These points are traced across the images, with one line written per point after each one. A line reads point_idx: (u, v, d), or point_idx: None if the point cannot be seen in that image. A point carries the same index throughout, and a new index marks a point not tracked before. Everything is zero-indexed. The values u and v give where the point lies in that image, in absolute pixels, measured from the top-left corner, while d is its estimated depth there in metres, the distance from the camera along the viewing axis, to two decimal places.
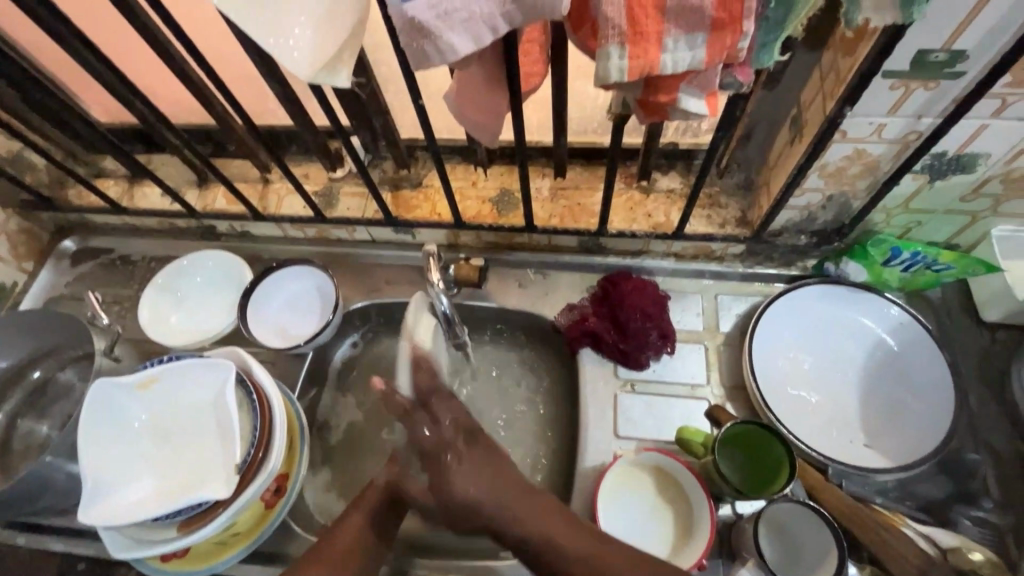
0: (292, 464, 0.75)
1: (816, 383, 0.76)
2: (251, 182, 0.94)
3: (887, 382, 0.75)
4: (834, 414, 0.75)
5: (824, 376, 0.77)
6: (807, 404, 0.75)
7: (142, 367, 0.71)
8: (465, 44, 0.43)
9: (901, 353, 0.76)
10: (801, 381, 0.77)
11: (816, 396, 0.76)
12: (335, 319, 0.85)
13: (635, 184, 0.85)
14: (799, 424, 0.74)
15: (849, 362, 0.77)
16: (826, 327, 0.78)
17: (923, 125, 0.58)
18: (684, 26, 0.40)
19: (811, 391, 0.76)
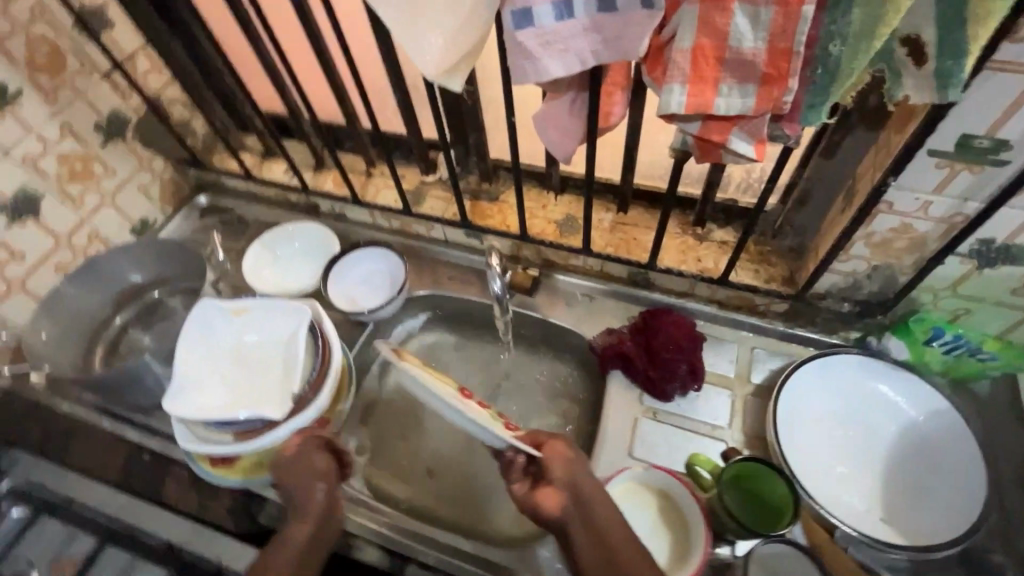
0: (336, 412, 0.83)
1: (837, 450, 0.77)
2: (358, 173, 1.10)
3: (911, 461, 0.75)
4: (854, 481, 0.75)
5: (850, 443, 0.78)
6: (828, 466, 0.76)
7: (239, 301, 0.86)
8: (558, 68, 0.54)
9: (931, 436, 0.75)
10: (823, 444, 0.78)
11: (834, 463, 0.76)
12: (398, 298, 0.96)
13: (690, 230, 0.92)
14: (816, 484, 0.74)
15: (876, 435, 0.77)
16: (854, 397, 0.79)
17: (969, 208, 0.62)
18: (739, 77, 0.49)
19: (834, 456, 0.77)
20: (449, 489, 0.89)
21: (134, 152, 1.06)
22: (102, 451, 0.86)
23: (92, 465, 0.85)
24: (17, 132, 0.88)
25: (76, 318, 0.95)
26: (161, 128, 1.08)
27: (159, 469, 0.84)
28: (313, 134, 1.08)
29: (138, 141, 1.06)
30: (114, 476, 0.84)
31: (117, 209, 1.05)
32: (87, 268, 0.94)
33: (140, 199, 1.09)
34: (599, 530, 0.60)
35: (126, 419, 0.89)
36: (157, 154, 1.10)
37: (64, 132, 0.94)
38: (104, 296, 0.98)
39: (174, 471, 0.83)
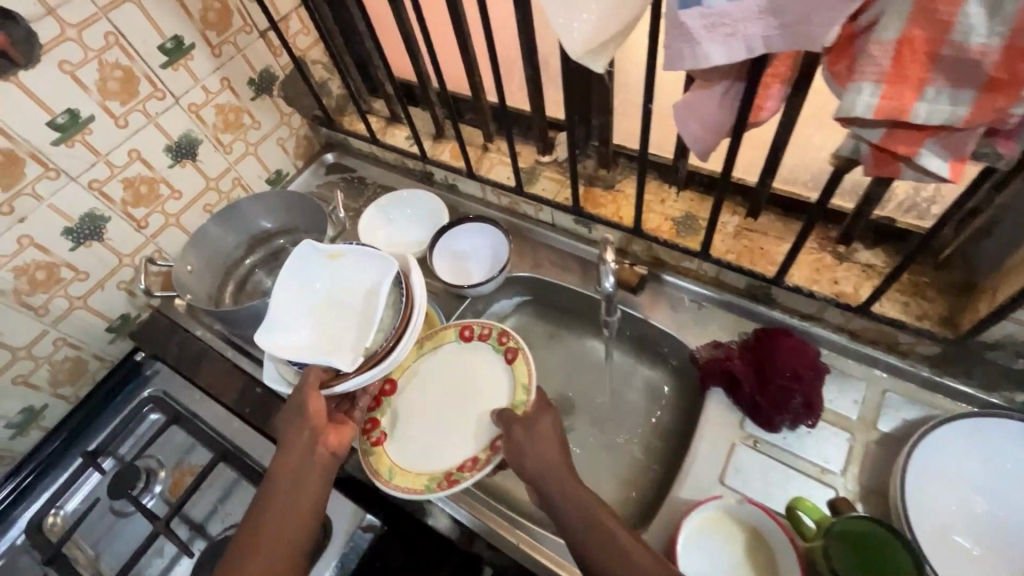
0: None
1: (978, 528, 0.67)
2: (475, 146, 1.10)
3: None
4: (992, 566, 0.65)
5: (995, 522, 0.67)
6: (962, 541, 0.66)
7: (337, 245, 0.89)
8: (720, 55, 0.48)
9: None
10: (962, 518, 0.67)
11: (973, 543, 0.66)
12: (499, 277, 0.95)
13: (830, 248, 0.82)
14: (943, 559, 0.65)
15: None
16: (1012, 472, 0.68)
17: None
18: (954, 79, 0.41)
19: (970, 532, 0.67)
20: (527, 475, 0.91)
21: (278, 108, 1.14)
22: (224, 377, 0.96)
23: (215, 388, 0.95)
24: (187, 82, 0.96)
25: (215, 255, 1.06)
26: (302, 86, 1.15)
27: (268, 403, 0.92)
28: (437, 104, 1.09)
29: (282, 98, 1.14)
30: (231, 401, 0.93)
31: (258, 159, 1.15)
32: (228, 211, 1.04)
33: (278, 151, 1.18)
34: (557, 512, 0.64)
35: (245, 352, 0.99)
36: (296, 111, 1.18)
37: (224, 85, 1.02)
38: (240, 237, 1.08)
39: (279, 407, 0.90)
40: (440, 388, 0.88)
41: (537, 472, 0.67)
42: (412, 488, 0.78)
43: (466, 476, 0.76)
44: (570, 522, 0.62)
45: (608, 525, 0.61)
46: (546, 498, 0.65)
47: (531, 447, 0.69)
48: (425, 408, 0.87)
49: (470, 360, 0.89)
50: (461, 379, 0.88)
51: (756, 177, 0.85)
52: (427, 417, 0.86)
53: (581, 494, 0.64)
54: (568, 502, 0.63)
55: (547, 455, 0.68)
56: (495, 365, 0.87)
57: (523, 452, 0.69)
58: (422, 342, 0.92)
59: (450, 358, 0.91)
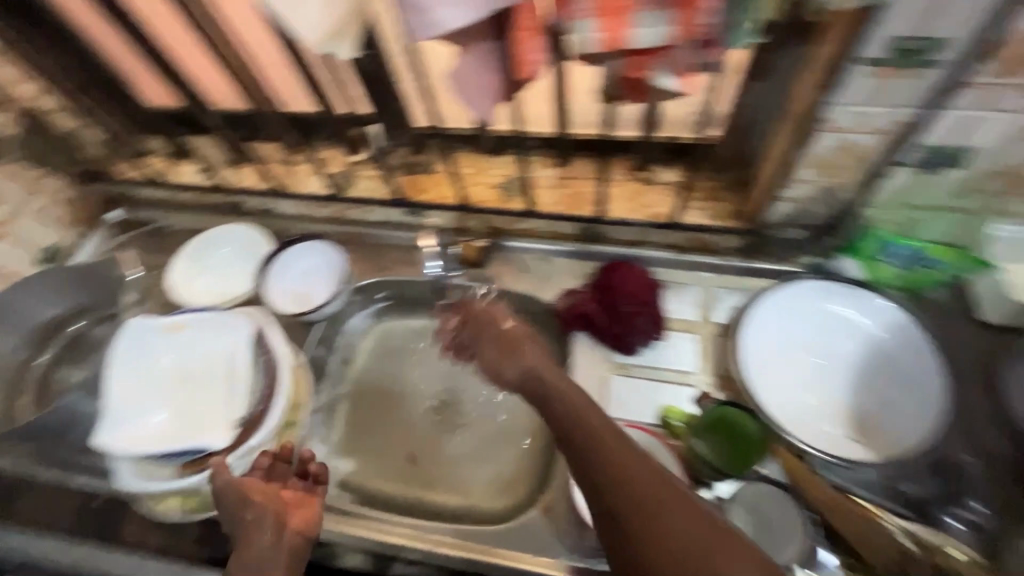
0: (288, 439, 0.76)
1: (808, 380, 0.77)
2: (279, 163, 1.01)
3: (879, 378, 0.75)
4: (827, 407, 0.75)
5: (821, 368, 0.77)
6: (801, 393, 0.76)
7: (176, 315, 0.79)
8: (453, 20, 0.48)
9: (895, 351, 0.75)
10: (793, 375, 0.77)
11: (806, 394, 0.76)
12: (344, 290, 0.91)
13: (637, 176, 0.88)
14: (791, 417, 0.74)
15: (841, 356, 0.77)
16: (821, 326, 0.78)
17: (910, 115, 0.59)
18: (654, 1, 0.44)
19: (806, 385, 0.76)
20: (438, 476, 0.88)
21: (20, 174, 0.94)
22: (46, 503, 0.80)
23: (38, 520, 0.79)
24: None
25: None
26: (44, 142, 0.96)
27: (115, 512, 0.78)
28: (219, 126, 0.98)
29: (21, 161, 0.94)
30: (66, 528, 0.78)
31: None
32: None
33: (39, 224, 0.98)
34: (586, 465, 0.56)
35: (69, 465, 0.83)
36: (48, 172, 0.99)
37: None
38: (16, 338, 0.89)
39: (130, 511, 0.78)
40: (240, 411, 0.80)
41: (521, 376, 0.68)
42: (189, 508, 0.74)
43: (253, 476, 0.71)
44: (624, 473, 0.54)
45: (623, 462, 0.55)
46: (577, 455, 0.58)
47: (535, 361, 0.67)
48: None
49: None
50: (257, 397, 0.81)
51: (551, 128, 0.88)
52: None
53: (605, 434, 0.57)
54: (611, 452, 0.56)
55: (528, 360, 0.68)
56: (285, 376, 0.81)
57: (614, 430, 0.58)
58: None
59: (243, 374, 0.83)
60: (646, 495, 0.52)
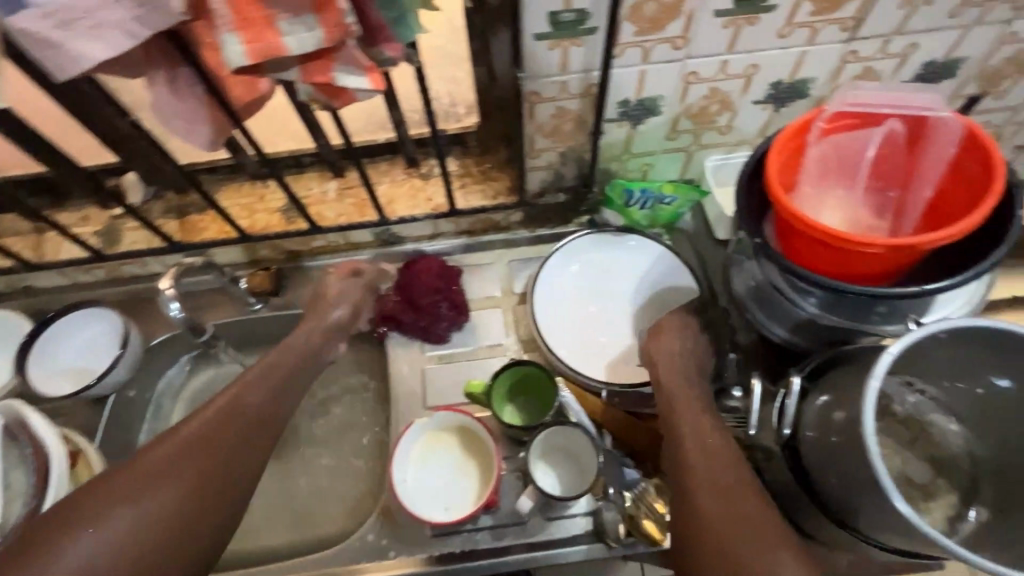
0: None
1: (598, 325, 0.84)
2: (24, 234, 0.89)
3: (652, 306, 0.85)
4: (616, 343, 0.83)
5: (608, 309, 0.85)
6: (593, 336, 0.83)
7: None
8: (100, 52, 0.46)
9: (660, 280, 0.86)
10: (585, 324, 0.84)
11: (599, 338, 0.83)
12: (126, 354, 0.82)
13: (414, 173, 0.91)
14: (586, 359, 0.81)
15: (621, 296, 0.86)
16: (600, 274, 0.87)
17: (594, 77, 0.67)
18: (291, 9, 0.45)
19: (598, 328, 0.84)
20: (278, 515, 0.84)
21: None
22: None
23: None
24: None
25: None
26: None
27: None
28: None
29: None
30: None
31: None
32: None
33: None
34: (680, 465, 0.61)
35: None
36: None
37: None
38: None
39: None
40: None
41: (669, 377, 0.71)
42: None
43: None
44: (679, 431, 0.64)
45: (718, 474, 0.59)
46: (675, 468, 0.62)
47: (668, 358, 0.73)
48: None
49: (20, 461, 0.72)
50: None
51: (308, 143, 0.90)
52: None
53: (707, 433, 0.63)
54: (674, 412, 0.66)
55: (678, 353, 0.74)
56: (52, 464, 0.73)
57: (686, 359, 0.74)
58: None
59: None
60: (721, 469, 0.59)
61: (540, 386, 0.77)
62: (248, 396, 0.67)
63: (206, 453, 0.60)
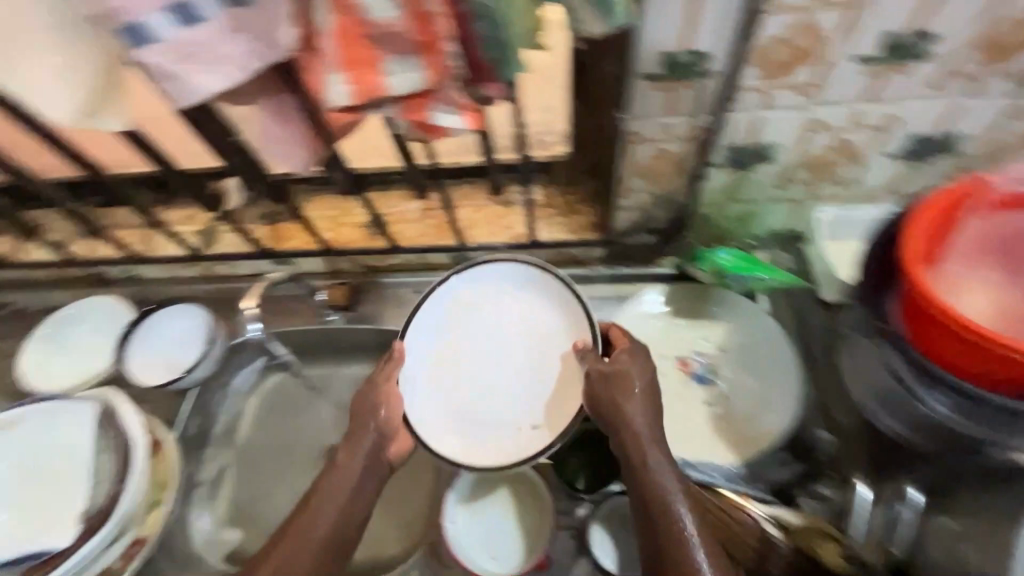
0: (152, 521, 0.72)
1: (472, 381, 0.73)
2: (136, 227, 0.97)
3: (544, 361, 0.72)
4: (472, 420, 0.72)
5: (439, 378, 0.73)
6: (529, 398, 0.71)
7: (13, 407, 0.72)
8: (210, 81, 0.47)
9: (537, 324, 0.73)
10: (456, 377, 0.73)
11: (470, 395, 0.73)
12: (213, 351, 0.86)
13: (497, 199, 0.89)
14: (449, 436, 0.71)
15: (505, 341, 0.74)
16: (472, 316, 0.74)
17: (704, 121, 0.61)
18: (398, 49, 0.44)
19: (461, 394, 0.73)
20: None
21: None
22: None
23: None
24: None
25: None
26: None
27: None
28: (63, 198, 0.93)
29: None
30: None
31: None
32: None
33: None
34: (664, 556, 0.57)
35: None
36: None
37: None
38: None
39: None
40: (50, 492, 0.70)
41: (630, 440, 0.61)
42: None
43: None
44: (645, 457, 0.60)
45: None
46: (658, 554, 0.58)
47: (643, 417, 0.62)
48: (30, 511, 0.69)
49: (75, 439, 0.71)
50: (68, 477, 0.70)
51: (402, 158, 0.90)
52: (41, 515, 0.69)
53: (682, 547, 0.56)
54: (634, 441, 0.61)
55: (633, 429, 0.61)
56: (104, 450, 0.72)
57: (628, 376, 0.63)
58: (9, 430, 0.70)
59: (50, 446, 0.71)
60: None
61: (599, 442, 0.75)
62: (335, 477, 0.64)
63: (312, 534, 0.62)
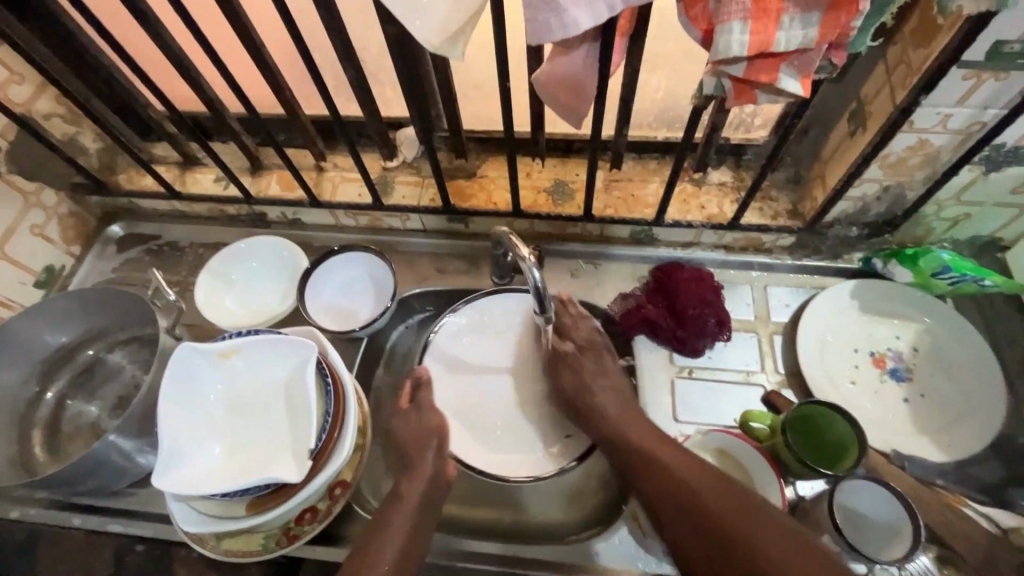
0: (353, 466, 0.71)
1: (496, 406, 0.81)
2: (306, 169, 0.94)
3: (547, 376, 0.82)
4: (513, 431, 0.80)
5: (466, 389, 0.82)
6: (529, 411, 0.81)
7: (222, 337, 0.69)
8: (587, 20, 0.45)
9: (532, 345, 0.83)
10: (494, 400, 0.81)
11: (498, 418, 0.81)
12: (393, 306, 0.84)
13: (689, 177, 0.88)
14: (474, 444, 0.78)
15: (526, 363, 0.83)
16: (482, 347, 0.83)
17: (988, 116, 0.61)
18: (802, 5, 0.43)
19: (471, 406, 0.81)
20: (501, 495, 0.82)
21: (15, 188, 0.85)
22: (78, 554, 0.72)
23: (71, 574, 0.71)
24: None
25: None
26: (42, 150, 0.87)
27: (161, 558, 0.72)
28: (241, 131, 0.90)
29: (17, 173, 0.85)
30: None
31: (11, 261, 0.86)
32: None
33: (36, 243, 0.89)
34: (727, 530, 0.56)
35: (100, 509, 0.75)
36: (45, 184, 0.89)
37: None
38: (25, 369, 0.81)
39: (180, 554, 0.72)
40: (258, 429, 0.69)
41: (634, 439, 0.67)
42: (245, 550, 0.67)
43: (308, 525, 0.68)
44: (670, 471, 0.62)
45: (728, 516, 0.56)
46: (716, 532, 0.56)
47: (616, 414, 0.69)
48: (240, 446, 0.68)
49: (283, 376, 0.70)
50: (274, 416, 0.69)
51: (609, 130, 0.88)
52: (251, 451, 0.68)
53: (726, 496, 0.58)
54: (659, 463, 0.63)
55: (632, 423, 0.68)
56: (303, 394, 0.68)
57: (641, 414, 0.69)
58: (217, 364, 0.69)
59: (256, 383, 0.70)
60: (725, 510, 0.56)
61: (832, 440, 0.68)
62: (411, 486, 0.65)
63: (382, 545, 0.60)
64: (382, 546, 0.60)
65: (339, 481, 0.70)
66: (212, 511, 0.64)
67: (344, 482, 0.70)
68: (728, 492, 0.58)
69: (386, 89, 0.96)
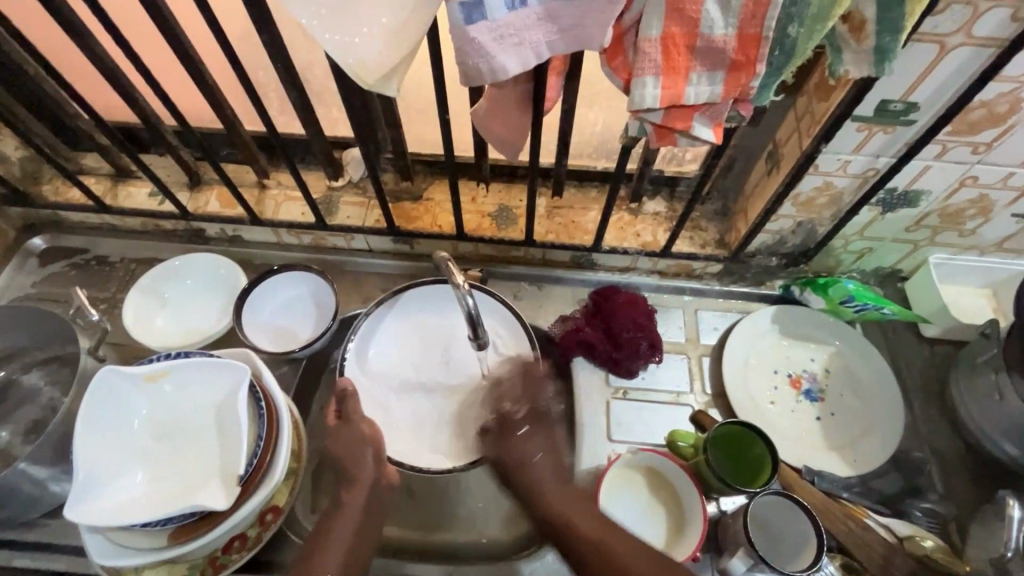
0: (286, 491, 0.70)
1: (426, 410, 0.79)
2: (248, 186, 0.93)
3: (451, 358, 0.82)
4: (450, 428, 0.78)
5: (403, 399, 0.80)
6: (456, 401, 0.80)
7: (151, 359, 0.67)
8: (515, 65, 0.47)
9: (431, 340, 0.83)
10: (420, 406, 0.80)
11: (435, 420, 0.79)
12: (333, 327, 0.83)
13: (626, 206, 0.92)
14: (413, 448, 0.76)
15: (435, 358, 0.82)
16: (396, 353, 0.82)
17: (881, 163, 0.68)
18: (708, 65, 0.48)
19: (401, 410, 0.79)
20: (439, 513, 0.80)
21: None
22: None
23: None
24: None
25: None
26: None
27: None
28: (180, 146, 0.88)
29: None
30: None
31: None
32: None
33: None
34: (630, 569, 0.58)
35: (7, 543, 0.71)
36: None
37: None
38: None
39: None
40: (188, 455, 0.67)
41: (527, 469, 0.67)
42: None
43: (236, 554, 0.66)
44: (577, 531, 0.62)
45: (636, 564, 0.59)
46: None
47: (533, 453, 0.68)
48: (167, 472, 0.66)
49: (215, 400, 0.68)
50: (207, 441, 0.68)
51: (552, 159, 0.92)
52: (178, 479, 0.66)
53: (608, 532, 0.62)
54: (575, 523, 0.63)
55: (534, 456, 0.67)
56: (233, 417, 0.66)
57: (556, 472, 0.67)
58: (145, 387, 0.67)
59: (187, 406, 0.69)
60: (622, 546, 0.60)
61: (753, 463, 0.72)
62: (352, 497, 0.65)
63: (323, 564, 0.61)
64: (319, 567, 0.60)
65: (271, 507, 0.69)
66: (133, 543, 0.62)
67: (276, 508, 0.69)
68: (631, 550, 0.60)
69: (332, 109, 0.96)
